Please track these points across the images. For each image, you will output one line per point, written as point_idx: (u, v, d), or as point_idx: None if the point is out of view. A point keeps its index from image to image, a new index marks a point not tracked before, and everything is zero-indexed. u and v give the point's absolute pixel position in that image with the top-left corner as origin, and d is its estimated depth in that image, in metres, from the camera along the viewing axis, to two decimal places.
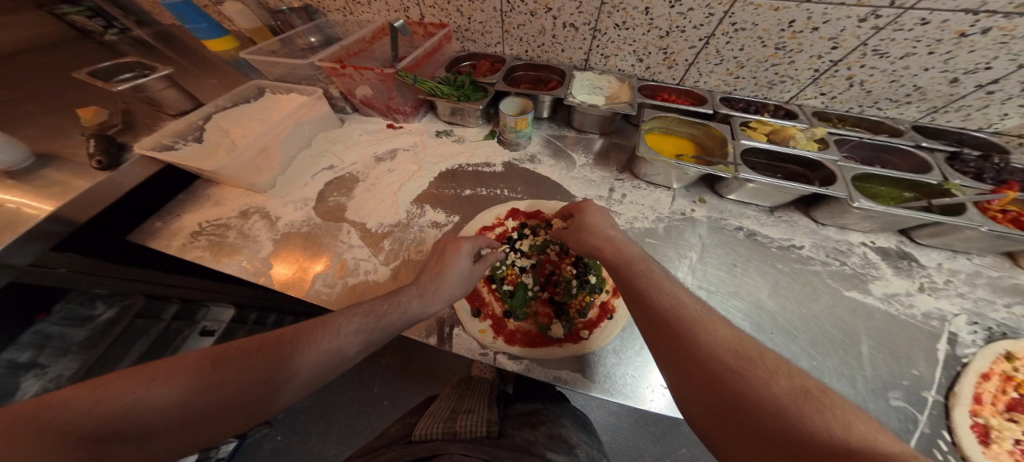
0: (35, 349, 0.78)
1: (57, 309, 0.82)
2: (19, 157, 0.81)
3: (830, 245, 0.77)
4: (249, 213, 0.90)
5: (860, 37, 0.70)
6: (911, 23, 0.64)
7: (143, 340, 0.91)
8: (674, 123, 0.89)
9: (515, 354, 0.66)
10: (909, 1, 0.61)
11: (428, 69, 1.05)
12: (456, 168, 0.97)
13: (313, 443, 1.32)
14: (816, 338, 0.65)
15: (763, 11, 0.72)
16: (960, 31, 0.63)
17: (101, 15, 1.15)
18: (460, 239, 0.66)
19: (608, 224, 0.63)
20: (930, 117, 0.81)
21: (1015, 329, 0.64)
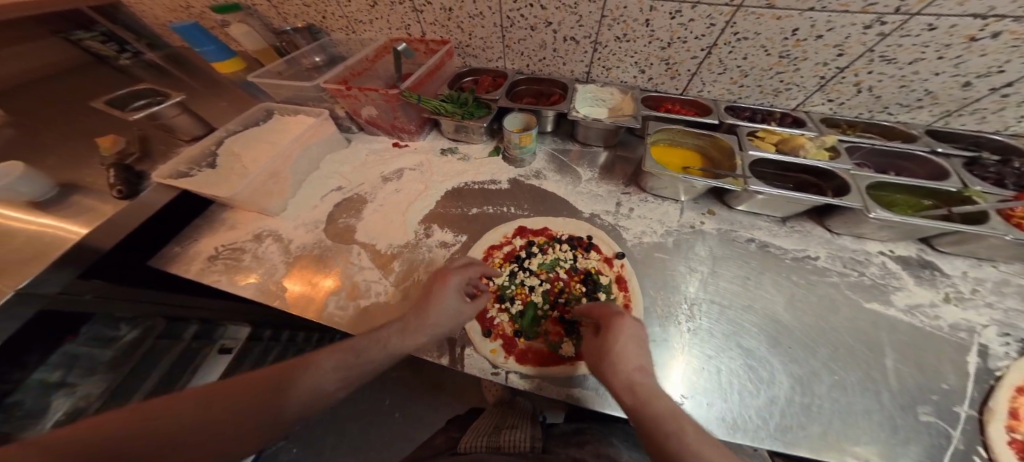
0: (64, 369, 0.79)
1: (85, 330, 0.81)
2: (45, 187, 0.85)
3: (847, 255, 0.74)
4: (262, 237, 0.92)
5: (866, 43, 0.68)
6: (918, 29, 0.63)
7: (165, 360, 0.96)
8: (679, 135, 0.88)
9: (526, 374, 0.66)
10: (915, 8, 0.60)
11: (431, 86, 1.06)
12: (462, 186, 0.98)
13: (329, 456, 1.34)
14: (838, 354, 0.63)
15: (764, 20, 0.72)
16: (969, 36, 0.61)
17: (113, 39, 1.23)
18: (449, 273, 0.66)
19: (637, 361, 0.53)
20: (943, 121, 0.79)
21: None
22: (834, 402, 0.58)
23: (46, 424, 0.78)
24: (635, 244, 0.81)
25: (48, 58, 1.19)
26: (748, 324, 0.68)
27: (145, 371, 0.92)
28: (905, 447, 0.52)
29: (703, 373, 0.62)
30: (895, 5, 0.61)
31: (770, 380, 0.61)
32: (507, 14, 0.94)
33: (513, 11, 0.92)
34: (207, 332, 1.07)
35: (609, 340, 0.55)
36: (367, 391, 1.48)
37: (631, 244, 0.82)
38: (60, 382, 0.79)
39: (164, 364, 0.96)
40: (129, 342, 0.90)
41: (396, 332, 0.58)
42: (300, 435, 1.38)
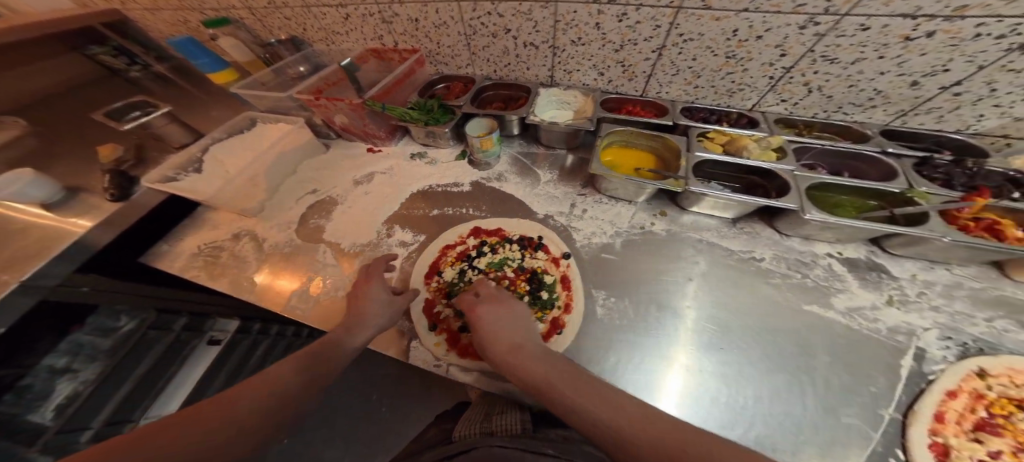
0: (70, 356, 0.86)
1: (89, 321, 0.89)
2: (51, 191, 0.94)
3: (793, 257, 0.73)
4: (240, 236, 0.98)
5: (805, 44, 0.69)
6: (852, 29, 0.63)
7: (155, 350, 1.01)
8: (632, 136, 0.89)
9: (465, 366, 0.70)
10: (844, 8, 0.60)
11: (400, 94, 1.11)
12: (427, 188, 1.01)
13: (316, 447, 1.41)
14: (772, 355, 0.63)
15: (705, 21, 0.73)
16: (903, 35, 0.61)
17: (125, 53, 1.35)
18: (370, 278, 0.74)
19: (511, 342, 0.59)
20: (901, 120, 0.78)
21: (994, 345, 0.58)
22: (758, 400, 0.59)
23: (49, 406, 0.83)
24: (584, 245, 0.83)
25: (67, 73, 1.28)
26: (683, 323, 0.69)
27: (135, 360, 0.97)
28: (828, 445, 0.53)
29: (633, 371, 0.64)
30: (823, 6, 0.61)
31: (700, 380, 0.62)
32: (469, 23, 0.98)
33: (474, 20, 0.96)
34: (196, 324, 1.13)
35: (483, 331, 0.62)
36: (356, 385, 1.55)
37: (580, 245, 0.83)
38: (64, 368, 0.85)
39: (152, 356, 1.00)
40: (129, 333, 0.96)
41: (341, 336, 0.63)
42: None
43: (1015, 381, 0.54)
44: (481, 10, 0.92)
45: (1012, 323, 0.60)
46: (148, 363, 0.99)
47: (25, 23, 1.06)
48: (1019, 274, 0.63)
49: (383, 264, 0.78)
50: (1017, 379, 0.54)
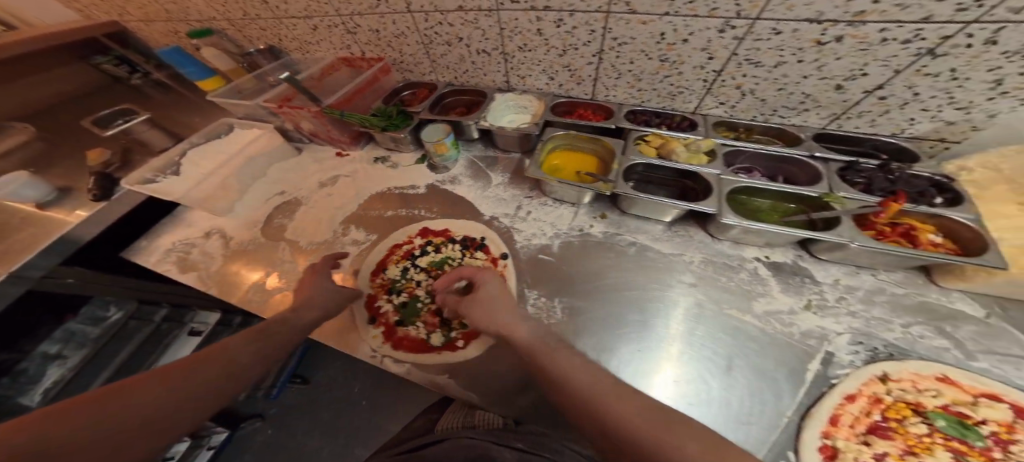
0: (62, 343, 0.97)
1: (81, 311, 1.01)
2: (43, 191, 1.03)
3: (720, 260, 0.75)
4: (210, 234, 1.04)
5: (727, 47, 0.71)
6: (766, 33, 0.65)
7: (137, 337, 1.09)
8: (575, 140, 0.91)
9: (398, 358, 0.74)
10: (753, 12, 0.62)
11: (363, 102, 1.16)
12: (386, 191, 1.06)
13: (297, 436, 1.48)
14: (703, 358, 0.64)
15: (634, 26, 0.75)
16: (814, 39, 0.62)
17: (126, 63, 1.48)
18: (315, 271, 0.79)
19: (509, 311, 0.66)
20: (836, 124, 0.78)
21: (905, 351, 0.58)
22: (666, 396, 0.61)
23: (38, 389, 0.92)
24: (523, 247, 0.86)
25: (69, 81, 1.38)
26: (631, 321, 0.72)
27: (115, 349, 1.05)
28: (729, 436, 0.55)
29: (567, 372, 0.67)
30: (734, 10, 0.63)
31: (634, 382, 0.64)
32: (424, 32, 1.01)
33: (428, 29, 0.99)
34: (175, 316, 1.20)
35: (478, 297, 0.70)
36: (339, 377, 1.62)
37: (520, 246, 0.86)
38: (57, 355, 0.95)
39: (132, 344, 1.08)
40: (115, 323, 1.06)
41: (287, 314, 0.66)
42: (274, 418, 1.53)
43: (917, 387, 0.53)
44: (432, 20, 0.95)
45: (929, 329, 0.59)
46: (128, 352, 1.06)
47: (32, 37, 1.16)
48: (943, 281, 0.62)
49: (332, 261, 0.83)
50: (920, 384, 0.53)
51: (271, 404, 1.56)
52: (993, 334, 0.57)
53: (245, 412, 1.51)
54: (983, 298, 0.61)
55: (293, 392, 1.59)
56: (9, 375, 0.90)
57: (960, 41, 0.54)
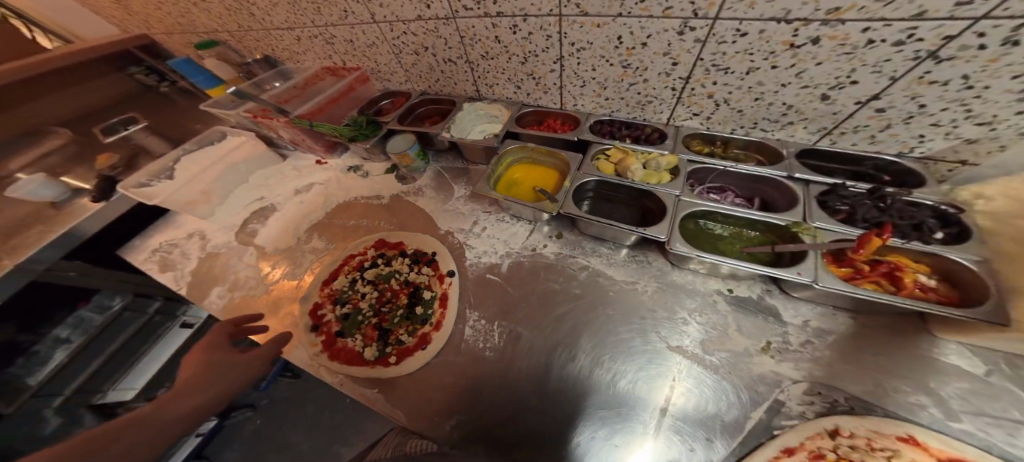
0: (70, 328, 0.97)
1: (92, 299, 1.02)
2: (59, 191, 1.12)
3: (675, 291, 0.68)
4: (192, 236, 1.10)
5: (691, 51, 0.61)
6: (730, 35, 0.55)
7: (130, 328, 1.08)
8: (534, 153, 0.86)
9: (330, 371, 0.73)
10: (711, 11, 0.53)
11: (337, 112, 1.17)
12: (353, 200, 1.06)
13: (281, 432, 1.47)
14: (632, 379, 0.61)
15: (588, 29, 0.67)
16: (786, 42, 0.52)
17: (156, 73, 1.55)
18: (211, 338, 0.68)
19: None
20: (829, 140, 0.65)
21: (869, 406, 0.50)
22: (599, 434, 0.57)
23: (44, 370, 0.92)
24: (472, 264, 0.83)
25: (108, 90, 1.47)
26: (563, 332, 0.69)
27: (109, 339, 1.04)
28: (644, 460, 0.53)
29: (494, 383, 0.67)
30: (691, 9, 0.54)
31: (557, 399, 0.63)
32: (393, 42, 1.00)
33: (395, 39, 0.98)
34: (170, 308, 1.20)
35: None
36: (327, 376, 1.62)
37: (469, 263, 0.83)
38: (65, 339, 0.96)
39: (126, 334, 1.07)
40: (115, 313, 1.05)
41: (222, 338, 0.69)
42: (265, 410, 1.52)
43: (872, 446, 0.46)
44: (397, 30, 0.94)
45: (905, 383, 0.50)
46: (119, 344, 1.06)
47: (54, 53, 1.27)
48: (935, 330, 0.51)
49: (232, 326, 0.73)
50: (875, 443, 0.47)
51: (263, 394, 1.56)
52: (991, 394, 0.47)
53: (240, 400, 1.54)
54: (986, 351, 0.50)
55: (284, 384, 1.58)
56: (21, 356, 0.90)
57: (969, 42, 0.42)
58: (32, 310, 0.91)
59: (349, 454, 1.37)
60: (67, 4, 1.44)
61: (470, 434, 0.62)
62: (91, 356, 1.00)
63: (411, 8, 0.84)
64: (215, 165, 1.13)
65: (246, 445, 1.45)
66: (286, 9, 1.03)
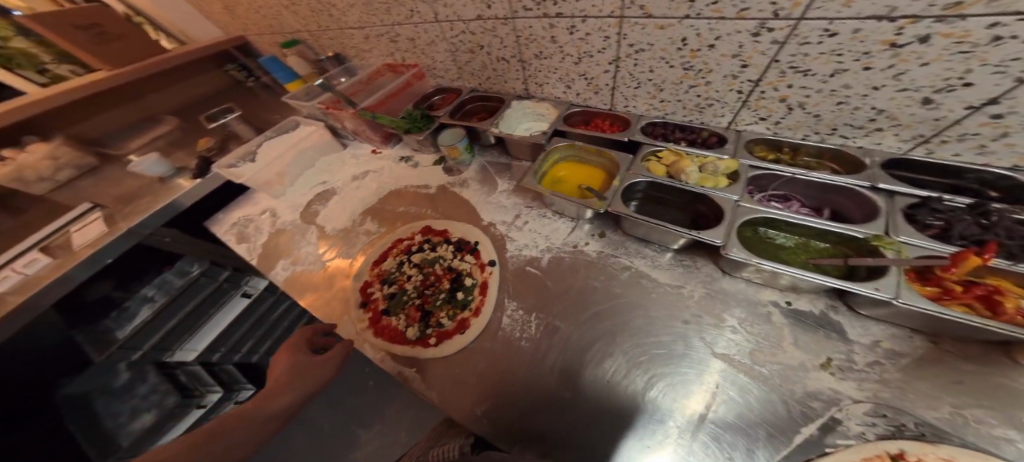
0: (155, 288, 1.13)
1: (176, 265, 1.18)
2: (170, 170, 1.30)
3: (726, 300, 0.65)
4: (264, 212, 1.24)
5: (765, 53, 0.57)
6: (815, 36, 0.50)
7: (201, 292, 1.23)
8: (581, 152, 0.87)
9: (377, 343, 0.80)
10: (795, 12, 0.48)
11: (396, 105, 1.26)
12: (403, 188, 1.14)
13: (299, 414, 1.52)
14: (667, 375, 0.61)
15: (650, 31, 0.65)
16: (887, 41, 0.46)
17: (246, 69, 1.78)
18: (290, 342, 0.83)
19: None
20: (925, 148, 0.57)
21: (944, 434, 0.45)
22: (629, 438, 0.57)
23: (131, 324, 1.08)
24: (513, 256, 0.85)
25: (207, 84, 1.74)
26: (603, 321, 0.70)
27: (186, 300, 1.20)
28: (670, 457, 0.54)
29: (530, 363, 0.70)
30: (771, 9, 0.50)
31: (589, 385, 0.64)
32: (451, 41, 1.06)
33: (454, 38, 1.04)
34: (236, 277, 1.34)
35: None
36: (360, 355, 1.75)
37: (510, 255, 0.86)
38: (150, 298, 1.12)
39: (199, 298, 1.22)
40: (193, 278, 1.21)
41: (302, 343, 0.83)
42: None
43: None
44: (456, 29, 0.99)
45: (994, 416, 0.45)
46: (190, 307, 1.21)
47: (177, 53, 1.51)
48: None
49: (306, 335, 0.85)
50: None
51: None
52: None
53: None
54: None
55: None
56: (114, 309, 1.06)
57: None
58: (133, 270, 1.10)
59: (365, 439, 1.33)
60: (189, 12, 1.64)
61: (501, 424, 0.64)
62: (167, 316, 1.15)
63: (472, 9, 0.88)
64: (287, 150, 1.27)
65: None
66: (360, 9, 1.13)
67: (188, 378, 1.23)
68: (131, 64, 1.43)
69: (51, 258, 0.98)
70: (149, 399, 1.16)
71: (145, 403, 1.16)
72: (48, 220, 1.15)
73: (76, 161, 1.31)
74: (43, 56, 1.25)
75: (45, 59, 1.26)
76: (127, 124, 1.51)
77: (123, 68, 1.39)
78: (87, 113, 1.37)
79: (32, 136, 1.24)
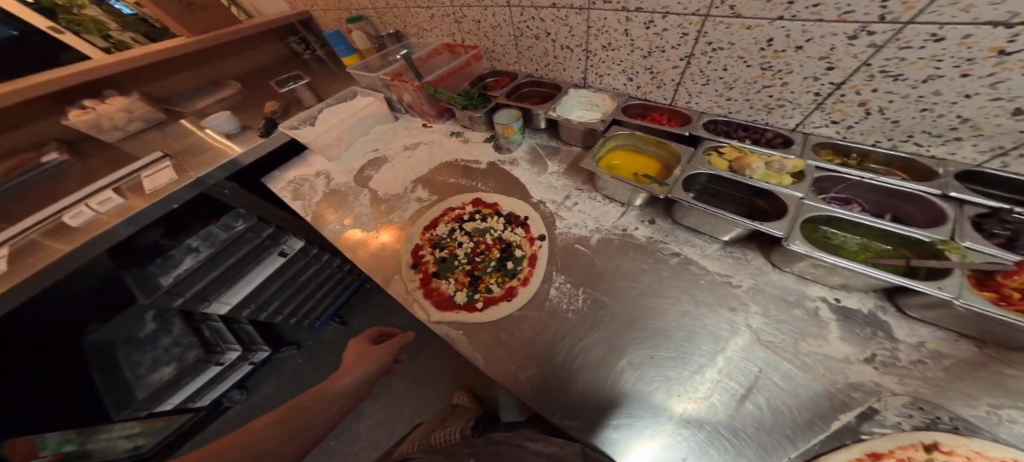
0: (201, 240, 1.27)
1: (223, 219, 1.32)
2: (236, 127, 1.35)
3: (775, 292, 0.68)
4: (319, 174, 1.30)
5: (858, 56, 0.59)
6: (919, 40, 0.52)
7: (245, 247, 1.33)
8: (640, 142, 0.90)
9: (425, 303, 0.86)
10: (906, 15, 0.50)
11: (453, 83, 1.31)
12: (455, 161, 1.20)
13: (310, 376, 1.77)
14: (708, 359, 0.64)
15: (735, 30, 0.68)
16: (996, 48, 0.47)
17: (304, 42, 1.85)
18: (353, 344, 0.97)
19: None
20: (1001, 162, 0.59)
21: (977, 429, 0.48)
22: (665, 412, 0.60)
23: (174, 272, 1.20)
24: (562, 233, 0.90)
25: (272, 53, 1.84)
26: (647, 306, 0.73)
27: (230, 253, 1.30)
28: (702, 434, 0.57)
29: (572, 337, 0.73)
30: (878, 13, 0.52)
31: (629, 362, 0.67)
32: (517, 26, 1.09)
33: (521, 23, 1.07)
34: (277, 235, 1.44)
35: None
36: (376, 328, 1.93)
37: (559, 232, 0.90)
38: (195, 248, 1.26)
39: (243, 251, 1.33)
40: (238, 232, 1.32)
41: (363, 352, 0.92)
42: (305, 350, 1.86)
43: None
44: (526, 14, 1.02)
45: None
46: (233, 259, 1.31)
47: (250, 25, 1.58)
48: None
49: (367, 342, 0.99)
50: None
51: (309, 336, 1.91)
52: None
53: (288, 339, 1.87)
54: None
55: (332, 329, 1.93)
56: (162, 257, 1.22)
57: None
58: (188, 216, 1.30)
59: (371, 405, 1.64)
60: None
61: (541, 388, 0.67)
62: (214, 265, 1.27)
63: None
64: (344, 116, 1.33)
65: (288, 378, 1.76)
66: None
67: (210, 335, 1.44)
68: (206, 32, 1.48)
69: (122, 199, 1.09)
70: (173, 353, 1.32)
71: (166, 355, 1.31)
72: (125, 163, 1.25)
73: (148, 114, 1.39)
74: (109, 25, 1.38)
75: (110, 27, 1.38)
76: (193, 86, 1.59)
77: (198, 35, 1.44)
78: (159, 75, 1.46)
79: (113, 89, 1.33)
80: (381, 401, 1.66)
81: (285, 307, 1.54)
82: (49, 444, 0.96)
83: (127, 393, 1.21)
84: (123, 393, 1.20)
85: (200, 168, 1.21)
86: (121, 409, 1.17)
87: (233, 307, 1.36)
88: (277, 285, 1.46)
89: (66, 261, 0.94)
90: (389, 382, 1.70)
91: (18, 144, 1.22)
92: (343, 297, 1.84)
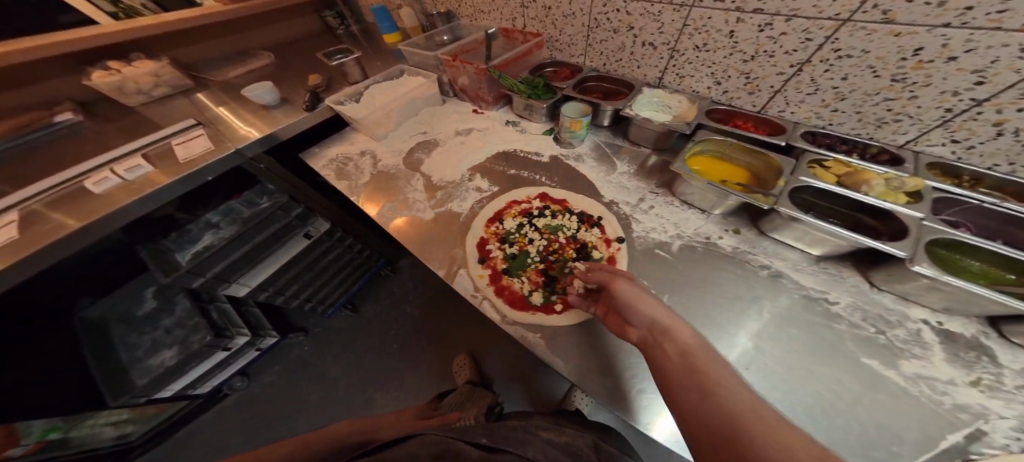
0: (222, 217, 1.21)
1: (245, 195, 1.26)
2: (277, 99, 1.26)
3: (872, 310, 0.69)
4: (364, 153, 1.23)
5: (1020, 71, 0.57)
6: None
7: (269, 227, 1.23)
8: (730, 149, 0.89)
9: (496, 302, 0.81)
10: None
11: (515, 70, 1.25)
12: (513, 151, 1.16)
13: (323, 363, 1.70)
14: (803, 371, 0.62)
15: (877, 37, 0.66)
16: None
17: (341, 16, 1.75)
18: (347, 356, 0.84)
19: None
20: None
21: None
22: None
23: (191, 250, 1.12)
24: (639, 236, 0.87)
25: (307, 25, 1.73)
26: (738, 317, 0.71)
27: (255, 231, 1.21)
28: None
29: None
30: None
31: None
32: (596, 16, 1.05)
33: (602, 14, 1.03)
34: (304, 216, 1.35)
35: None
36: (391, 318, 1.87)
37: (636, 234, 0.88)
38: (213, 224, 1.19)
39: (267, 231, 1.23)
40: (263, 210, 1.23)
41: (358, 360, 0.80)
42: (313, 337, 1.79)
43: None
44: (612, 6, 0.98)
45: None
46: (259, 238, 1.21)
47: None
48: None
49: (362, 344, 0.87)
50: None
51: (317, 323, 1.83)
52: None
53: (296, 325, 1.78)
54: None
55: (340, 318, 1.86)
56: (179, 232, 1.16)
57: None
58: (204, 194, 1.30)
59: (382, 398, 1.58)
60: None
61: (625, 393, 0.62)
62: (238, 245, 1.17)
63: None
64: (393, 95, 1.25)
65: (294, 365, 1.69)
66: None
67: (219, 317, 1.32)
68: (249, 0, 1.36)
69: (150, 168, 0.99)
70: (176, 336, 1.21)
71: (168, 337, 1.22)
72: (150, 127, 1.14)
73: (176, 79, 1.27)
74: None
75: None
76: (221, 54, 1.47)
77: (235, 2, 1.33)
78: (190, 38, 1.35)
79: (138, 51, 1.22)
80: (392, 394, 1.60)
81: (303, 291, 1.46)
82: (32, 432, 0.92)
83: (127, 380, 1.12)
84: (122, 382, 1.12)
85: (238, 139, 1.12)
86: (118, 396, 1.08)
87: (251, 290, 1.25)
88: (300, 266, 1.38)
89: (76, 238, 0.84)
90: (404, 375, 1.65)
91: (24, 100, 1.09)
92: (358, 285, 1.77)
